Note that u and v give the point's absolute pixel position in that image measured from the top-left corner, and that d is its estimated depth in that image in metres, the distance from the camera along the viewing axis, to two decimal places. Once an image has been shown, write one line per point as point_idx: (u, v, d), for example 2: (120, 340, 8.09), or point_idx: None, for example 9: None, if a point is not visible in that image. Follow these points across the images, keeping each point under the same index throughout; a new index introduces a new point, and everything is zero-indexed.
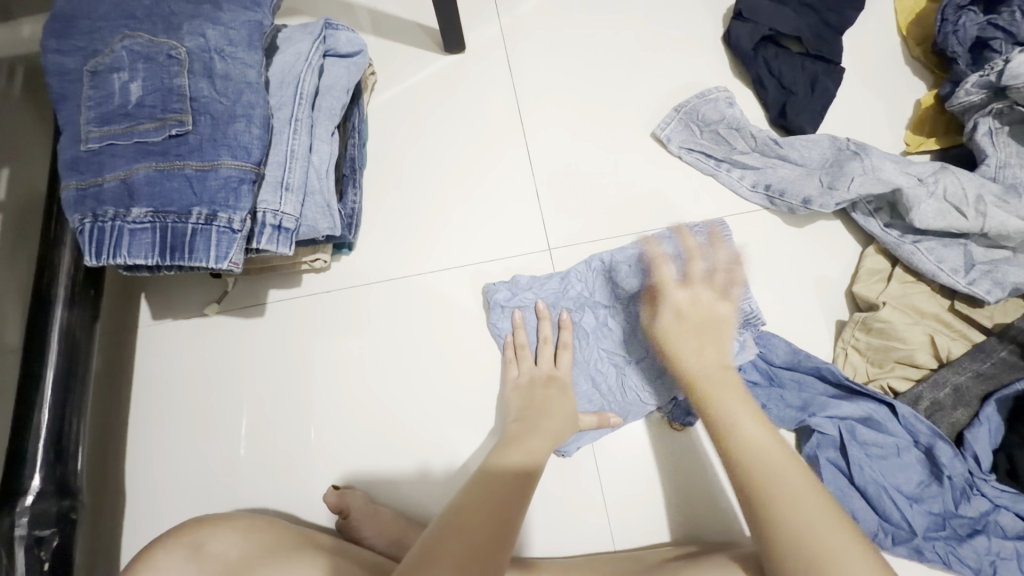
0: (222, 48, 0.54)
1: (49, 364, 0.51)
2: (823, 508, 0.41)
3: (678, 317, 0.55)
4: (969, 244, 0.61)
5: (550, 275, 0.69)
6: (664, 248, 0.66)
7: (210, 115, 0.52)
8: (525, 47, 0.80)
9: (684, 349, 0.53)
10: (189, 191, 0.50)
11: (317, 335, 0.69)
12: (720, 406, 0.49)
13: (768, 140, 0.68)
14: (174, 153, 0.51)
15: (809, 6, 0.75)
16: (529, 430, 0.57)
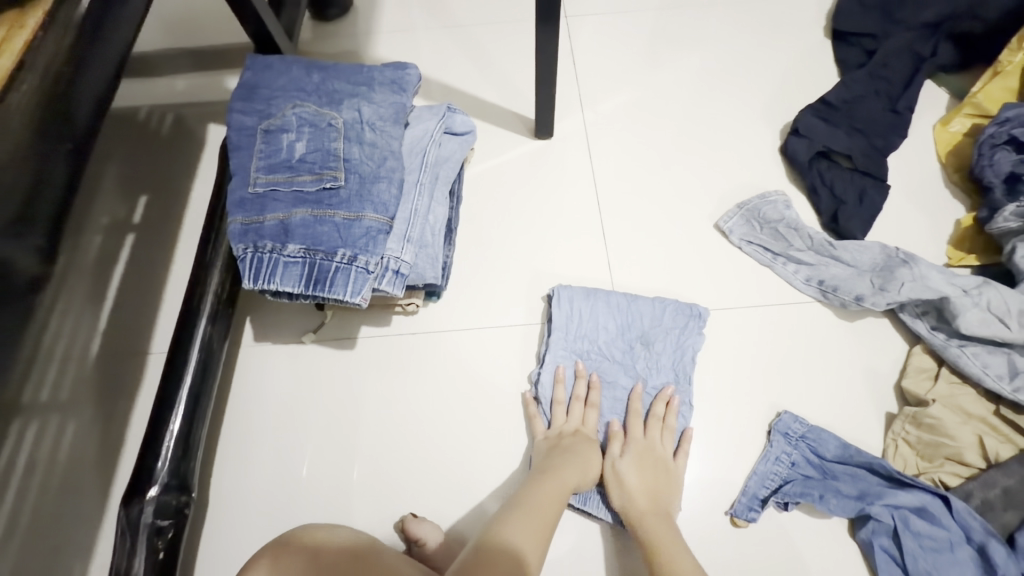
0: (373, 122, 0.66)
1: (188, 368, 0.58)
2: None
3: (637, 474, 0.65)
4: (1013, 353, 0.67)
5: (643, 307, 0.75)
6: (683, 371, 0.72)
7: (359, 174, 0.62)
8: (605, 138, 0.91)
9: (625, 475, 0.65)
10: (336, 235, 0.59)
11: (377, 368, 0.76)
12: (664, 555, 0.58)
13: (824, 241, 0.76)
14: (326, 202, 0.60)
15: (858, 130, 0.85)
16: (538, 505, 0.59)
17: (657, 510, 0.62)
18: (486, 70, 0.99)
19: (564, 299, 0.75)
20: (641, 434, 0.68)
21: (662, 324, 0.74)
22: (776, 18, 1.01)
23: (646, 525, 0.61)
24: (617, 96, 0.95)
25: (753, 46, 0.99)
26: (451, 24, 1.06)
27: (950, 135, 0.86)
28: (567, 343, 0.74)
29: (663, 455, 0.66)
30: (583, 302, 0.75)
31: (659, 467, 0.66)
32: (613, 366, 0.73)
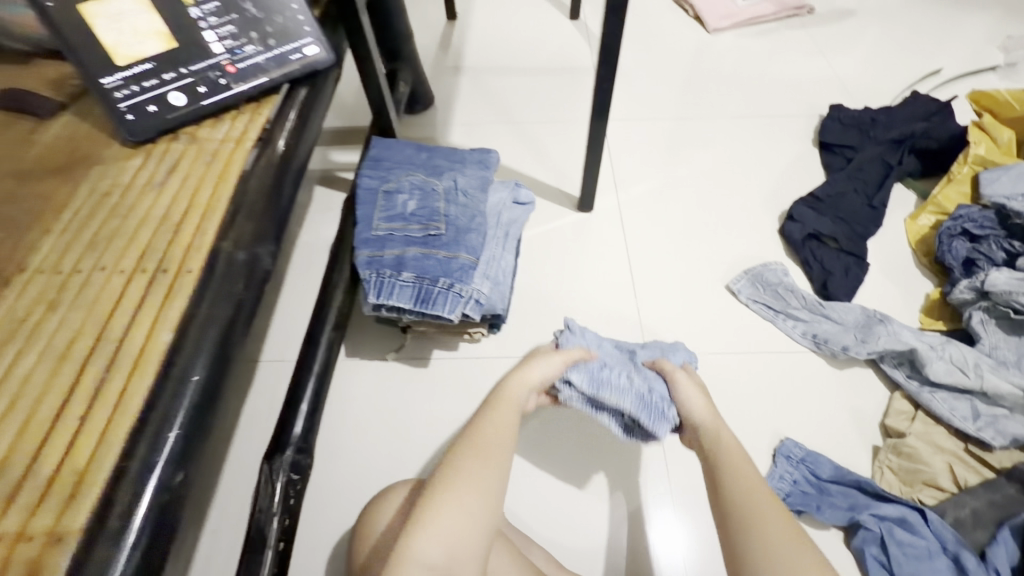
0: (467, 189, 0.88)
1: (316, 362, 0.75)
2: (787, 534, 0.57)
3: (696, 394, 0.73)
4: (974, 399, 0.81)
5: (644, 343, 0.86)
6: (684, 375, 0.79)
7: (456, 226, 0.83)
8: (635, 214, 1.13)
9: (693, 403, 0.72)
10: (439, 267, 0.79)
11: (444, 384, 0.92)
12: (722, 467, 0.64)
13: (814, 302, 0.94)
14: (432, 244, 0.81)
15: (841, 219, 1.06)
16: (485, 431, 0.66)
17: (721, 431, 0.69)
18: (539, 158, 1.25)
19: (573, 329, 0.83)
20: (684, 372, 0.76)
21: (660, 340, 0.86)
22: (773, 131, 1.27)
23: (709, 443, 0.68)
24: (646, 182, 1.18)
25: (755, 150, 1.23)
26: (512, 122, 1.33)
27: (919, 226, 1.06)
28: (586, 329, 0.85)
29: (697, 386, 0.75)
30: (589, 332, 0.84)
31: (703, 397, 0.74)
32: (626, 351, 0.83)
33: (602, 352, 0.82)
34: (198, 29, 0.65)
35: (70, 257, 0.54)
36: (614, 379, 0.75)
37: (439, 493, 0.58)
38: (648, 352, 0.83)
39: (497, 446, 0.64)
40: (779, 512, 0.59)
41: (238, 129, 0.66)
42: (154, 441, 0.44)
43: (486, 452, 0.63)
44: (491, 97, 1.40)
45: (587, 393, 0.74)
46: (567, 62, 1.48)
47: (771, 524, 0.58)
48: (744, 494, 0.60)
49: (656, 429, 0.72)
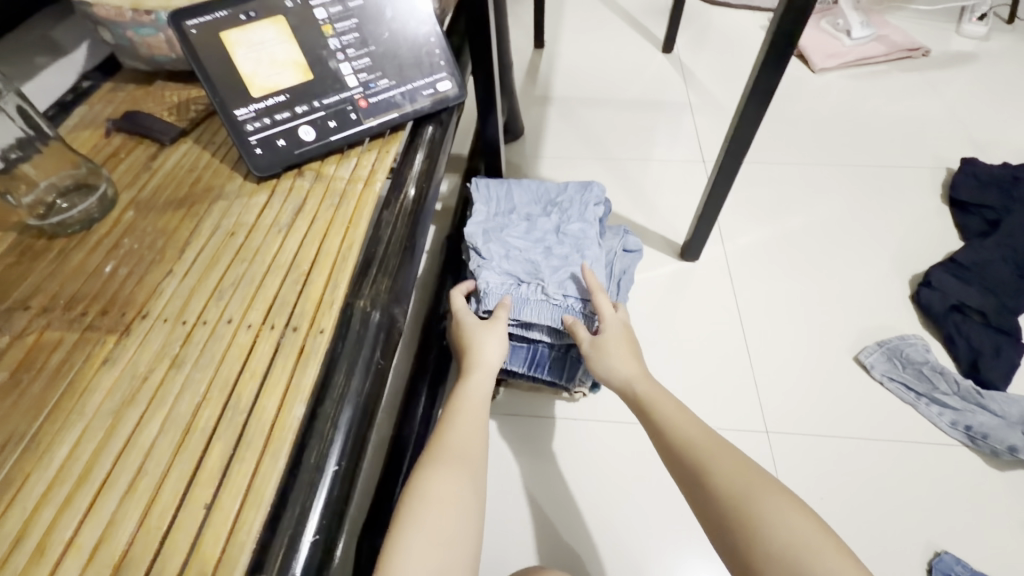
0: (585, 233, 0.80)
1: (415, 423, 0.69)
2: (741, 464, 0.54)
3: (621, 339, 0.69)
4: None
5: (546, 186, 0.86)
6: (586, 232, 0.80)
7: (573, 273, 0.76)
8: (745, 267, 1.03)
9: (607, 359, 0.68)
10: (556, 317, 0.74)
11: (538, 446, 0.85)
12: (665, 415, 0.61)
13: (970, 389, 0.82)
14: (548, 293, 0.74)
15: (989, 290, 0.94)
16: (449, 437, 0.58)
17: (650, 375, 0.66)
18: (634, 197, 1.17)
19: (483, 199, 0.82)
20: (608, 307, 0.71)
21: (591, 237, 0.80)
22: (895, 184, 1.16)
23: (653, 402, 0.63)
24: (754, 232, 1.09)
25: (875, 204, 1.12)
26: (605, 157, 1.27)
27: None
28: (487, 215, 0.81)
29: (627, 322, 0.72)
30: (498, 188, 0.84)
31: (629, 336, 0.71)
32: (531, 222, 0.82)
33: (509, 255, 0.77)
34: (335, 61, 0.62)
35: (193, 305, 0.49)
36: (529, 297, 0.74)
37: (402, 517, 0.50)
38: (570, 243, 0.79)
39: (468, 453, 0.56)
40: (747, 468, 0.54)
41: (365, 167, 0.62)
42: (291, 545, 0.38)
43: (459, 455, 0.56)
44: (582, 130, 1.34)
45: (509, 319, 0.73)
46: (660, 96, 1.41)
47: (724, 463, 0.55)
48: (694, 439, 0.58)
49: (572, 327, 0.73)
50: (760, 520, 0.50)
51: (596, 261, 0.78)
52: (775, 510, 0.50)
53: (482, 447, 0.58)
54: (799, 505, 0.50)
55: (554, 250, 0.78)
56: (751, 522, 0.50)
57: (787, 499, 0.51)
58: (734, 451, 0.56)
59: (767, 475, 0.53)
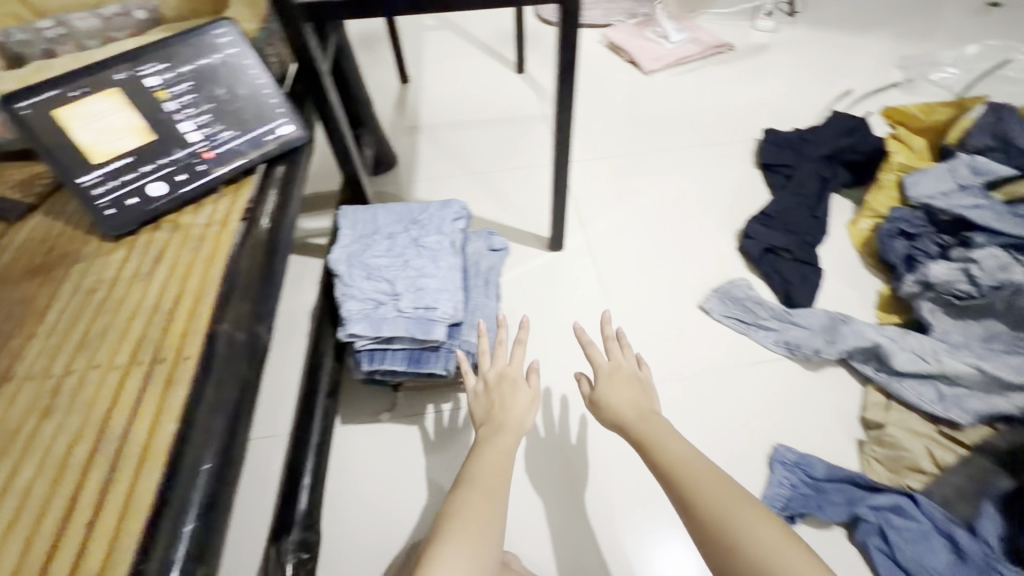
0: (444, 242, 0.87)
1: (313, 434, 0.75)
2: (733, 494, 0.64)
3: (617, 387, 0.80)
4: (937, 383, 0.87)
5: (408, 208, 0.94)
6: (443, 244, 0.87)
7: (434, 279, 0.82)
8: (604, 248, 1.18)
9: (612, 398, 0.79)
10: (421, 321, 0.77)
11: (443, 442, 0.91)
12: (656, 445, 0.71)
13: (780, 311, 1.00)
14: (410, 304, 0.78)
15: (791, 232, 1.15)
16: (475, 488, 0.66)
17: (653, 412, 0.77)
18: (505, 204, 1.30)
19: (348, 228, 0.90)
20: (605, 360, 0.84)
21: (449, 246, 0.87)
22: (716, 158, 1.37)
23: (648, 434, 0.73)
24: (608, 218, 1.24)
25: (703, 176, 1.33)
26: (474, 173, 1.39)
27: (859, 230, 1.16)
28: (353, 238, 0.88)
29: (630, 370, 0.83)
30: (364, 214, 0.92)
31: (629, 379, 0.82)
32: (394, 239, 0.88)
33: (370, 276, 0.82)
34: (174, 121, 0.68)
35: (59, 360, 0.53)
36: (389, 314, 0.78)
37: (450, 526, 0.61)
38: (427, 254, 0.86)
39: (497, 481, 0.67)
40: (736, 503, 0.63)
41: (220, 212, 0.68)
42: (170, 538, 0.43)
43: (485, 496, 0.65)
44: (452, 152, 1.45)
45: (370, 336, 0.76)
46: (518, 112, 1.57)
47: (715, 496, 0.64)
48: (688, 467, 0.68)
49: (433, 335, 0.77)
50: (746, 548, 0.60)
51: (452, 268, 0.85)
52: (751, 540, 0.60)
53: (506, 474, 0.68)
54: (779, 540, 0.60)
55: (414, 263, 0.84)
56: (737, 547, 0.60)
57: (772, 529, 0.61)
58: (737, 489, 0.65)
59: (762, 508, 0.63)
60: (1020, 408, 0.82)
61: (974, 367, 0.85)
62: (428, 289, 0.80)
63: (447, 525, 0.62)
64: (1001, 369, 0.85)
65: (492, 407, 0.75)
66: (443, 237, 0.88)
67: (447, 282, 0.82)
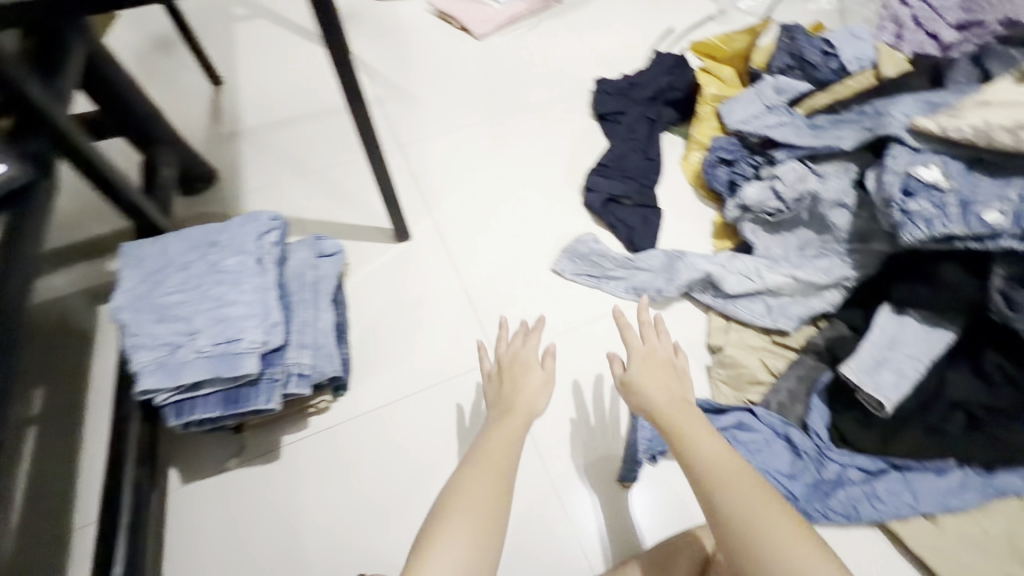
0: (249, 260, 0.78)
1: (123, 513, 0.66)
2: (765, 500, 0.57)
3: (650, 372, 0.73)
4: (764, 297, 0.93)
5: (207, 228, 0.83)
6: (248, 262, 0.78)
7: (238, 305, 0.73)
8: (453, 229, 1.14)
9: (646, 381, 0.72)
10: (227, 357, 0.70)
11: (304, 475, 0.85)
12: (690, 440, 0.64)
13: (624, 259, 1.02)
14: (213, 341, 0.70)
15: (629, 178, 1.17)
16: (483, 470, 0.63)
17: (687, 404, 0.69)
18: (344, 200, 1.20)
19: (133, 267, 0.78)
20: (638, 341, 0.76)
21: (255, 263, 0.78)
22: (555, 116, 1.36)
23: (683, 429, 0.65)
24: (454, 197, 1.20)
25: (544, 136, 1.31)
26: (307, 173, 1.27)
27: (691, 164, 1.20)
28: (140, 277, 0.77)
29: (665, 355, 0.75)
30: (150, 247, 0.80)
31: (666, 365, 0.74)
32: (189, 268, 0.78)
33: (161, 318, 0.72)
34: None
35: None
36: (189, 357, 0.69)
37: (451, 513, 0.58)
38: (228, 277, 0.76)
39: (502, 468, 0.63)
40: (759, 506, 0.57)
41: None
42: None
43: (496, 478, 0.62)
44: (280, 154, 1.32)
45: (168, 388, 0.68)
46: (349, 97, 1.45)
47: (738, 506, 0.57)
48: (718, 466, 0.60)
49: (244, 370, 0.70)
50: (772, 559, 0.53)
51: (260, 287, 0.76)
52: (780, 552, 0.53)
53: (514, 457, 0.66)
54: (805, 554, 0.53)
55: (213, 292, 0.74)
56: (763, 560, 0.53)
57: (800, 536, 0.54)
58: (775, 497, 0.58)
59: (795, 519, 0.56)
60: (832, 304, 0.90)
61: (790, 277, 0.91)
62: (232, 319, 0.72)
63: (450, 514, 0.58)
64: (812, 273, 0.91)
65: (507, 391, 0.75)
66: (248, 252, 0.79)
67: (255, 306, 0.74)
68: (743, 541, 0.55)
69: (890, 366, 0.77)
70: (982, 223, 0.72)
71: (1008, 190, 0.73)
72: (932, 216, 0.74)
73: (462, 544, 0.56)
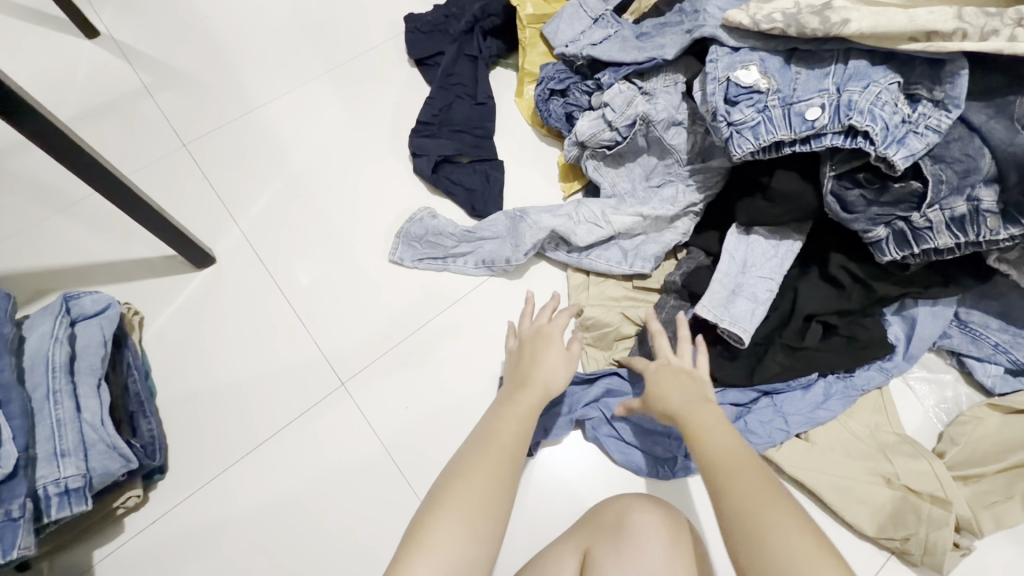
0: None
1: None
2: (768, 480, 0.49)
3: (670, 379, 0.64)
4: (618, 242, 0.86)
5: None
6: None
7: None
8: (267, 237, 0.95)
9: (662, 386, 0.63)
10: None
11: None
12: (698, 419, 0.57)
13: (465, 232, 0.90)
14: None
15: (460, 131, 1.02)
16: (492, 449, 0.59)
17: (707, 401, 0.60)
18: (120, 231, 0.96)
19: None
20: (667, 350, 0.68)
21: None
22: (368, 68, 1.15)
23: (690, 416, 0.58)
24: (262, 196, 1.00)
25: (358, 97, 1.11)
26: (63, 205, 0.99)
27: (526, 101, 1.06)
28: None
29: (688, 369, 0.66)
30: None
31: (693, 376, 0.65)
32: None
33: None
34: None
35: None
36: None
37: (454, 489, 0.55)
38: None
39: (505, 456, 0.59)
40: (753, 481, 0.49)
41: None
42: None
43: (500, 460, 0.58)
44: (19, 186, 1.00)
45: None
46: (99, 81, 1.11)
47: (746, 485, 0.48)
48: (726, 445, 0.53)
49: None
50: (767, 542, 0.44)
51: None
52: (777, 537, 0.44)
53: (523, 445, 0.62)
54: (801, 534, 0.44)
55: None
56: (759, 549, 0.44)
57: (798, 527, 0.45)
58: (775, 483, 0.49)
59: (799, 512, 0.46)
60: (685, 234, 0.85)
61: (637, 215, 0.84)
62: None
63: (445, 495, 0.54)
64: (658, 206, 0.84)
65: (526, 370, 0.70)
66: None
67: None
68: (737, 518, 0.46)
69: (744, 294, 0.73)
70: (805, 122, 0.65)
71: (827, 82, 0.66)
72: (756, 123, 0.67)
73: (461, 517, 0.52)
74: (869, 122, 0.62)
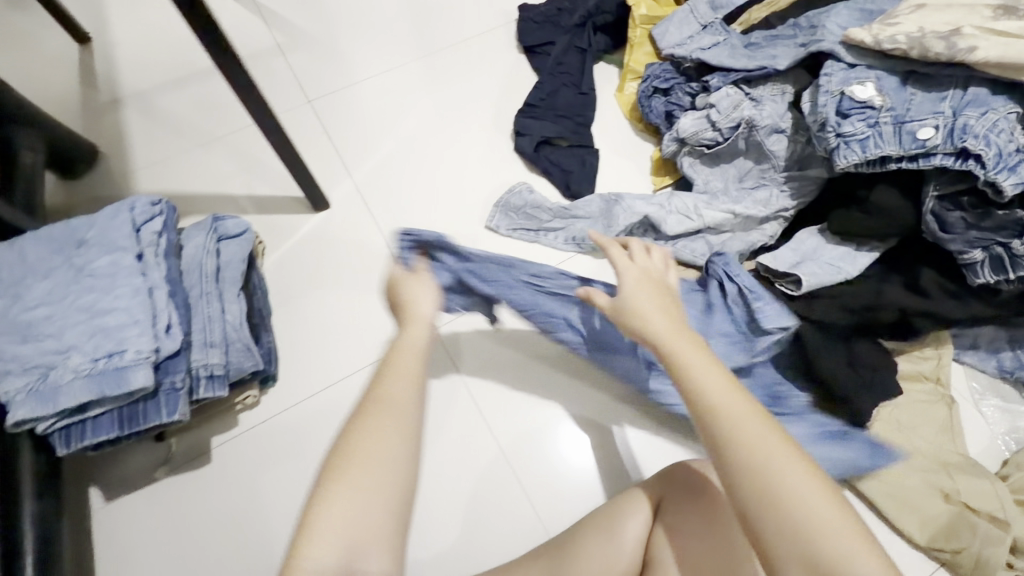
0: (121, 260, 0.69)
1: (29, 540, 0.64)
2: (786, 452, 0.44)
3: (640, 291, 0.59)
4: (705, 236, 0.91)
5: (118, 212, 0.72)
6: (113, 263, 0.68)
7: (115, 313, 0.65)
8: (378, 190, 1.05)
9: (634, 301, 0.58)
10: (109, 374, 0.63)
11: (247, 472, 0.81)
12: (684, 377, 0.49)
13: (560, 208, 0.96)
14: (96, 358, 0.63)
15: (563, 117, 1.09)
16: (403, 400, 0.50)
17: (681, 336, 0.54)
18: (250, 169, 1.08)
19: None
20: (624, 260, 0.63)
21: (127, 264, 0.68)
22: (480, 48, 1.23)
23: (672, 359, 0.51)
24: (374, 153, 1.09)
25: (468, 74, 1.19)
26: (204, 141, 1.11)
27: (627, 96, 1.12)
28: None
29: (653, 273, 0.62)
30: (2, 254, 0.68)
31: (653, 291, 0.59)
32: (56, 276, 0.68)
33: (29, 338, 0.65)
34: None
35: None
36: (65, 379, 0.63)
37: (346, 468, 0.45)
38: (101, 283, 0.67)
39: (405, 425, 0.48)
40: (764, 446, 0.45)
41: None
42: None
43: (402, 426, 0.48)
44: (167, 121, 1.13)
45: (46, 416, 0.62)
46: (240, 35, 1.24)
47: (768, 459, 0.44)
48: (728, 413, 0.46)
49: (131, 384, 0.63)
50: (796, 518, 0.42)
51: (139, 289, 0.67)
52: (807, 518, 0.42)
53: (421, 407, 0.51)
54: (832, 513, 0.42)
55: (86, 302, 0.66)
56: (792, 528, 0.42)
57: (828, 503, 0.43)
58: (792, 454, 0.45)
59: (827, 487, 0.44)
60: (772, 237, 0.89)
61: (729, 212, 0.88)
62: (112, 330, 0.65)
63: (345, 468, 0.45)
64: (750, 206, 0.89)
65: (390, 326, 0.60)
66: (117, 251, 0.69)
67: (136, 313, 0.66)
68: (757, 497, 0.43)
69: (814, 262, 0.78)
70: (915, 141, 0.69)
71: (942, 105, 0.69)
72: (866, 137, 0.71)
73: (365, 498, 0.44)
74: (983, 146, 0.65)
